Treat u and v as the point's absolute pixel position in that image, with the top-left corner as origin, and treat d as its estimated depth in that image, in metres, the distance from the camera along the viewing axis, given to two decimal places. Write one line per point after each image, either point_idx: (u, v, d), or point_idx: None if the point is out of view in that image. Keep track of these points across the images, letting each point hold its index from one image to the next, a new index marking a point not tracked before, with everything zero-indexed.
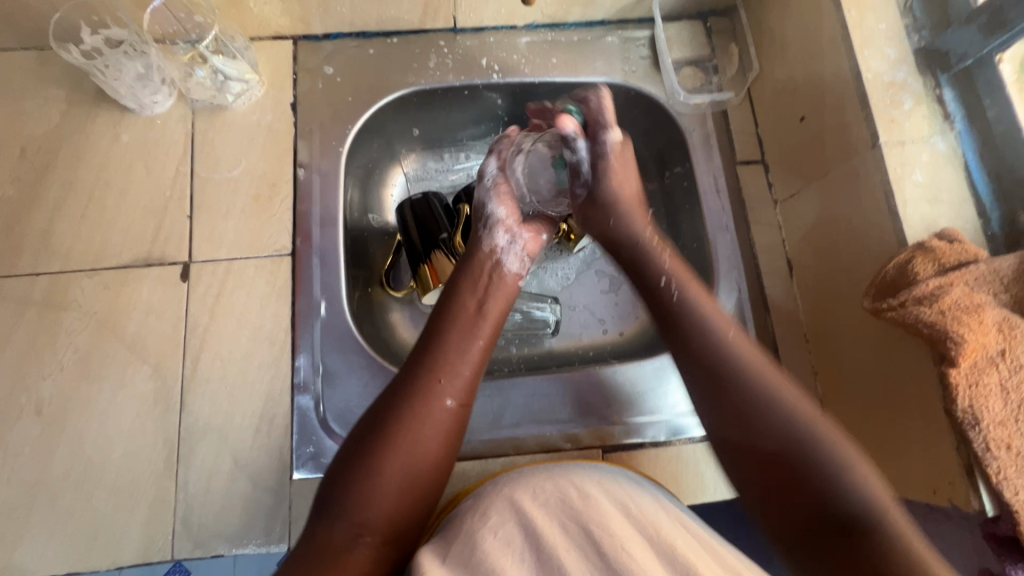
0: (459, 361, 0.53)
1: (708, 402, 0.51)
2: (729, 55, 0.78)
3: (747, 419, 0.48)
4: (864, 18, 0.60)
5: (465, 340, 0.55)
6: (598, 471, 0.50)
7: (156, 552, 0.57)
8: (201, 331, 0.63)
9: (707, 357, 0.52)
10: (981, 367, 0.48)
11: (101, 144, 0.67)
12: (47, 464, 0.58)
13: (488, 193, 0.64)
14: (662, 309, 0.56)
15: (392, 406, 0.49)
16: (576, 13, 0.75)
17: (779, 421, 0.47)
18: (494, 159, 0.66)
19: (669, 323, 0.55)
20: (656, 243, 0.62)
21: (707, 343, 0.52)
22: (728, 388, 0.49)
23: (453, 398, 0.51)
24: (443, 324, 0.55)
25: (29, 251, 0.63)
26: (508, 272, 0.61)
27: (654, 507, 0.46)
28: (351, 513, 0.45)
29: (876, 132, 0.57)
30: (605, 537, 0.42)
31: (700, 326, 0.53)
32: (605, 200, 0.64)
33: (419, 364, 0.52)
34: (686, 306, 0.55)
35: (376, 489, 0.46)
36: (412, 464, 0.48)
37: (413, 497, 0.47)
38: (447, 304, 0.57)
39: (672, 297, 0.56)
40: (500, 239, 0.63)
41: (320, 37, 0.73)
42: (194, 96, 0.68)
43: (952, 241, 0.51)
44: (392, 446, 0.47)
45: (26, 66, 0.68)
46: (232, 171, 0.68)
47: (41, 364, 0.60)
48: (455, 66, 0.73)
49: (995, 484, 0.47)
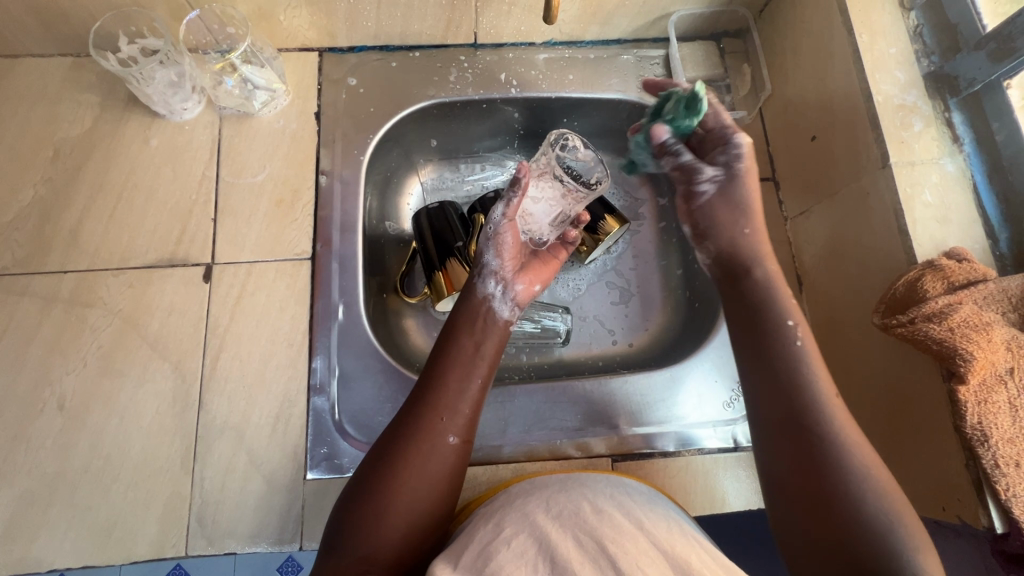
0: (458, 399, 0.53)
1: (771, 437, 0.49)
2: (741, 75, 0.79)
3: (803, 443, 0.47)
4: (875, 42, 0.62)
5: (464, 378, 0.54)
6: (614, 489, 0.51)
7: (170, 547, 0.58)
8: (221, 331, 0.64)
9: (791, 396, 0.49)
10: (989, 385, 0.49)
11: (131, 147, 0.69)
12: (68, 457, 0.59)
13: (488, 242, 0.62)
14: (757, 349, 0.52)
15: (396, 446, 0.50)
16: (593, 31, 0.77)
17: (833, 449, 0.46)
18: (503, 206, 0.61)
19: (763, 358, 0.51)
20: (774, 281, 0.56)
21: (788, 384, 0.49)
22: (793, 429, 0.47)
23: (455, 435, 0.52)
24: (441, 362, 0.55)
25: (57, 249, 0.65)
26: (499, 318, 0.60)
27: (668, 526, 0.46)
28: (359, 546, 0.46)
29: (887, 153, 0.58)
30: (619, 553, 0.42)
31: (797, 375, 0.50)
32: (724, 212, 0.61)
33: (419, 403, 0.52)
34: (787, 354, 0.51)
35: (383, 525, 0.46)
36: (419, 500, 0.48)
37: (418, 534, 0.47)
38: (447, 344, 0.57)
39: (785, 338, 0.52)
40: (493, 287, 0.61)
41: (345, 50, 0.75)
42: (223, 104, 0.70)
43: (960, 260, 0.53)
44: (397, 484, 0.48)
45: (62, 72, 0.70)
46: (255, 177, 0.70)
47: (65, 359, 0.62)
48: (474, 80, 0.75)
49: (1005, 501, 0.48)
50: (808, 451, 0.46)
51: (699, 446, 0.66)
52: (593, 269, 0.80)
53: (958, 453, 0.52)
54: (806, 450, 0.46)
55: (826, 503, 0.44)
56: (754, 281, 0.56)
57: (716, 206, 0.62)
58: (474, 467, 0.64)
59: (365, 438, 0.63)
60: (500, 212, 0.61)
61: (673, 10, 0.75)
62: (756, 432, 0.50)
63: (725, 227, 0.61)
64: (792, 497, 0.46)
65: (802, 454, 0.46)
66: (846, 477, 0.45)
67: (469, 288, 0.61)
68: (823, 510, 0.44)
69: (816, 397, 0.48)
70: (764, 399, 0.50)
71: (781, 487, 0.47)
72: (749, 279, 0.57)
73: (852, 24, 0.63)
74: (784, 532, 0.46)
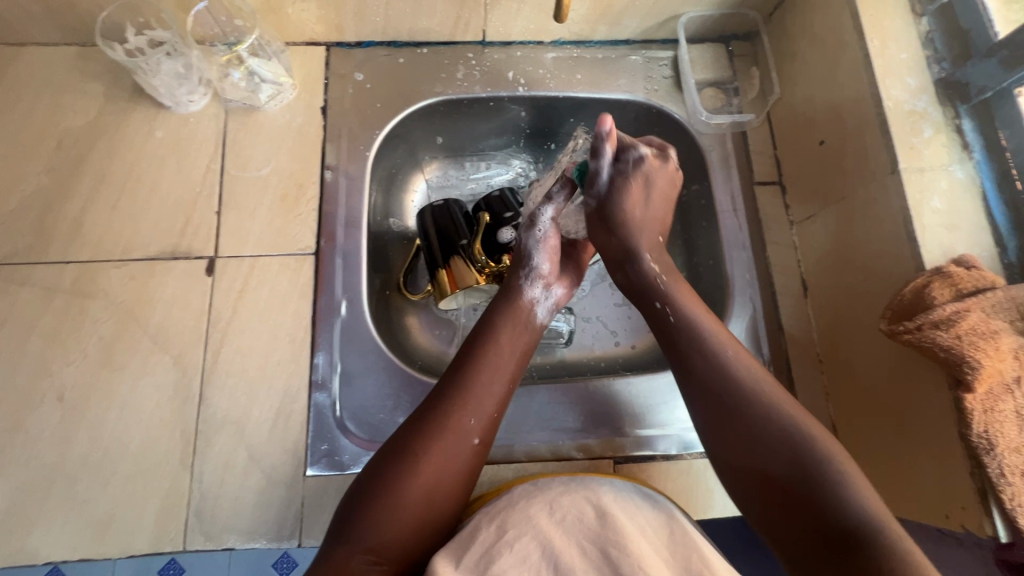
0: (486, 400, 0.53)
1: (710, 422, 0.50)
2: (750, 78, 0.79)
3: (735, 419, 0.49)
4: (886, 47, 0.61)
5: (493, 380, 0.54)
6: (616, 489, 0.51)
7: (167, 542, 0.57)
8: (223, 325, 0.64)
9: (713, 375, 0.51)
10: (997, 394, 0.49)
11: (135, 139, 0.69)
12: (67, 449, 0.59)
13: (536, 244, 0.64)
14: (665, 335, 0.56)
15: (420, 438, 0.49)
16: (602, 31, 0.76)
17: (772, 428, 0.47)
18: (552, 208, 0.65)
19: (673, 348, 0.55)
20: (657, 263, 0.60)
21: (710, 365, 0.52)
22: (724, 403, 0.50)
23: (480, 436, 0.52)
24: (471, 360, 0.55)
25: (59, 240, 0.64)
26: (536, 321, 0.61)
27: (669, 529, 0.48)
28: (365, 534, 0.45)
29: (896, 158, 0.58)
30: (622, 558, 0.43)
31: (700, 344, 0.53)
32: (612, 214, 0.62)
33: (446, 399, 0.52)
34: (684, 328, 0.55)
35: (397, 518, 0.46)
36: (435, 496, 0.48)
37: (427, 529, 0.47)
38: (481, 341, 0.56)
39: (667, 322, 0.56)
40: (536, 291, 0.62)
41: (352, 45, 0.74)
42: (229, 96, 0.70)
43: (969, 268, 0.52)
44: (417, 478, 0.47)
45: (68, 61, 0.70)
46: (260, 171, 0.69)
47: (66, 350, 0.61)
48: (482, 78, 0.75)
49: (1010, 510, 0.48)
50: (747, 425, 0.48)
51: (702, 451, 0.65)
52: (597, 270, 0.80)
53: (964, 461, 0.51)
54: (738, 428, 0.49)
55: (784, 479, 0.45)
56: (639, 265, 0.60)
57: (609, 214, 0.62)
58: None
59: (366, 436, 0.62)
60: (608, 152, 0.60)
61: (683, 11, 0.74)
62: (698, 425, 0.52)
63: (624, 218, 0.62)
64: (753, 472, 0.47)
65: (743, 428, 0.48)
66: (799, 450, 0.46)
67: (504, 288, 0.62)
68: (783, 480, 0.45)
69: (727, 372, 0.51)
70: (682, 382, 0.53)
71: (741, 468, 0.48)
72: (632, 263, 0.61)
73: (863, 28, 0.62)
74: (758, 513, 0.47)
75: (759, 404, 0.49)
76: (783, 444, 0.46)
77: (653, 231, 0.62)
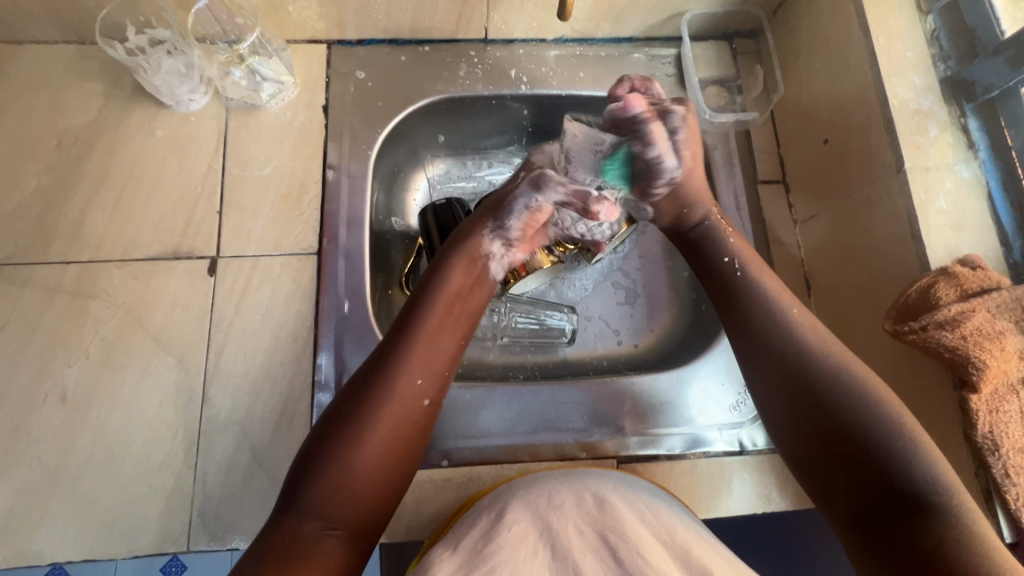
0: (433, 360, 0.52)
1: (774, 381, 0.50)
2: (753, 75, 0.78)
3: (802, 378, 0.49)
4: (892, 46, 0.61)
5: (438, 339, 0.53)
6: (615, 479, 0.52)
7: (171, 543, 0.57)
8: (225, 325, 0.63)
9: (773, 335, 0.52)
10: (1001, 394, 0.50)
11: (136, 138, 0.68)
12: (69, 450, 0.59)
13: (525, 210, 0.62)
14: (726, 288, 0.56)
15: (365, 401, 0.48)
16: (605, 29, 0.76)
17: (841, 386, 0.47)
18: (562, 195, 0.63)
19: (734, 304, 0.55)
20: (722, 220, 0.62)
21: (775, 319, 0.52)
22: (791, 364, 0.50)
23: (430, 397, 0.51)
24: (418, 319, 0.53)
25: (60, 240, 0.64)
26: (490, 277, 0.61)
27: (671, 514, 0.49)
28: (316, 504, 0.44)
29: (902, 158, 0.58)
30: (621, 544, 0.45)
31: (765, 302, 0.53)
32: (679, 190, 0.62)
33: (391, 360, 0.50)
34: (749, 284, 0.55)
35: (343, 486, 0.45)
36: (382, 462, 0.47)
37: (377, 494, 0.47)
38: (428, 299, 0.54)
39: (732, 276, 0.56)
40: (494, 246, 0.62)
41: (353, 42, 0.74)
42: (229, 94, 0.69)
43: (974, 267, 0.52)
44: (364, 444, 0.46)
45: (67, 59, 0.69)
46: (262, 170, 0.69)
47: (67, 351, 0.61)
48: (484, 76, 0.75)
49: (1014, 510, 0.49)
50: (810, 386, 0.48)
51: (705, 450, 0.65)
52: (599, 269, 0.79)
53: (968, 460, 0.52)
54: (805, 389, 0.48)
55: (846, 441, 0.45)
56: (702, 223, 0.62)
57: (683, 189, 0.62)
58: (479, 467, 0.63)
59: None
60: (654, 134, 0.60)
61: (686, 9, 0.74)
62: (758, 383, 0.52)
63: (692, 188, 0.62)
64: (819, 436, 0.47)
65: (809, 388, 0.48)
66: (862, 412, 0.45)
67: (456, 239, 0.60)
68: (846, 446, 0.45)
69: (789, 331, 0.51)
70: (739, 338, 0.54)
71: (807, 433, 0.48)
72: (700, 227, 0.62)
73: (868, 26, 0.62)
74: (816, 481, 0.47)
75: (822, 367, 0.48)
76: (847, 407, 0.46)
77: (705, 185, 0.64)
